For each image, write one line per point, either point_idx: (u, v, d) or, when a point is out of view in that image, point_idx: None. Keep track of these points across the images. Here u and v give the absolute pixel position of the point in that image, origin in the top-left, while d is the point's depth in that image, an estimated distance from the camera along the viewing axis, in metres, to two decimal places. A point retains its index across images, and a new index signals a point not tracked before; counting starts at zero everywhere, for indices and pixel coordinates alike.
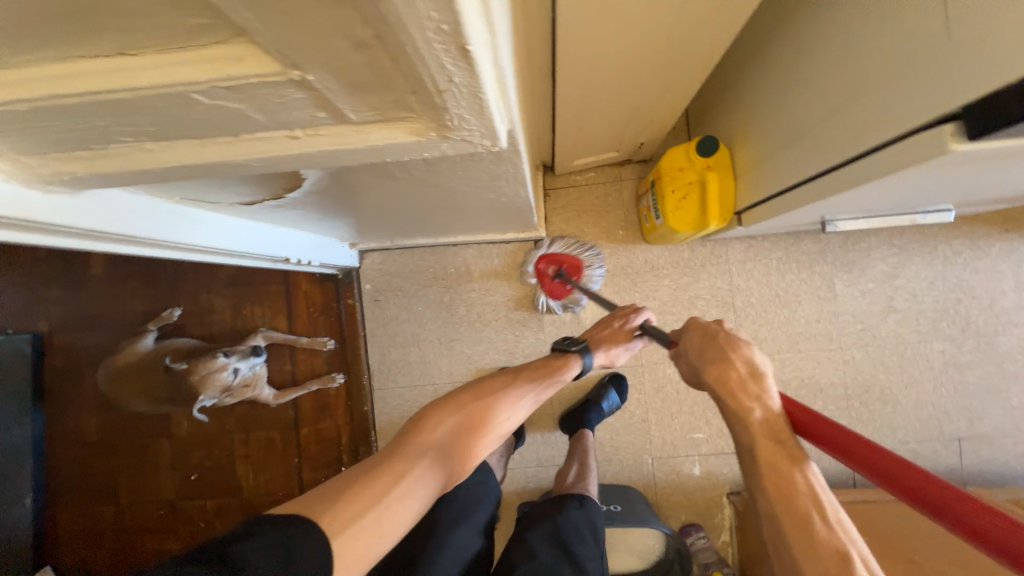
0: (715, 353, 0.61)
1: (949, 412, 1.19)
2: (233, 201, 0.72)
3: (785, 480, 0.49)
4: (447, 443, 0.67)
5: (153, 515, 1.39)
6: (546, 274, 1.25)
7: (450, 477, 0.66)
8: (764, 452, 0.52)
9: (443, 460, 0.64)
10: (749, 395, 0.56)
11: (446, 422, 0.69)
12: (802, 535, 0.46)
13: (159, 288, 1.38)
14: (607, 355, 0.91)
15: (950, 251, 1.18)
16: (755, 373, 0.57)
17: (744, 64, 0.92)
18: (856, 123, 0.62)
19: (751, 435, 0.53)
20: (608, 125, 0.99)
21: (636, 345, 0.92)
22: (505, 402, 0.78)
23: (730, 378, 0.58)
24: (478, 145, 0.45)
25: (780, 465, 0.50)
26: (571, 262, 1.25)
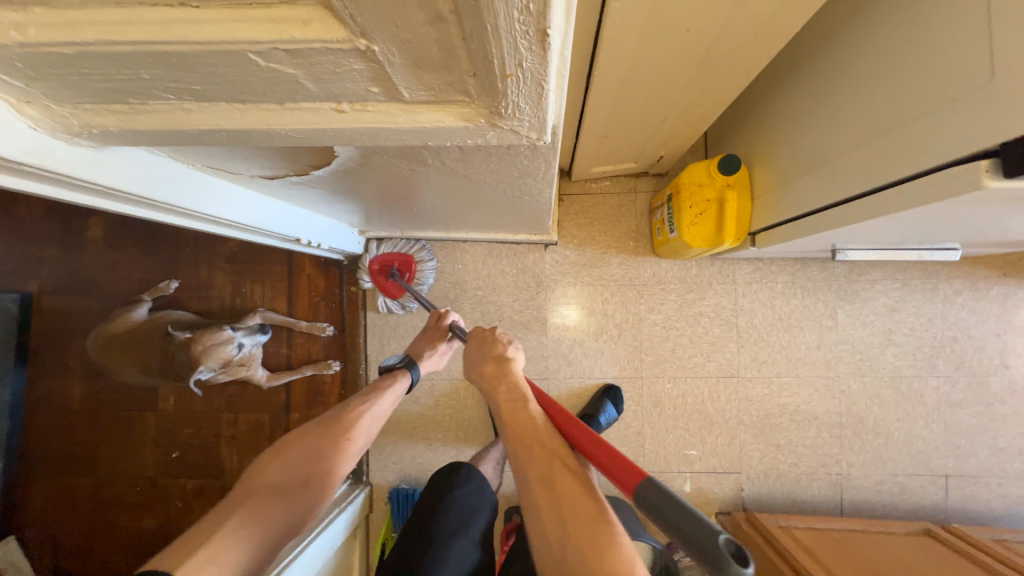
0: (479, 353, 0.73)
1: (938, 448, 1.20)
2: (254, 173, 0.70)
3: (521, 424, 0.61)
4: (276, 484, 0.69)
5: (129, 491, 1.35)
6: (377, 276, 1.27)
7: (294, 512, 0.68)
8: (505, 412, 0.63)
9: (273, 499, 0.67)
10: (499, 378, 0.67)
11: (276, 462, 0.72)
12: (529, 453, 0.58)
13: (158, 258, 1.35)
14: (428, 362, 0.98)
15: (950, 290, 1.21)
16: (501, 360, 0.70)
17: (772, 87, 0.93)
18: (883, 154, 0.63)
19: (500, 399, 0.65)
20: (632, 134, 0.99)
21: (450, 348, 1.00)
22: (343, 426, 0.80)
23: (487, 372, 0.69)
24: (523, 137, 0.45)
25: (519, 414, 0.63)
26: (401, 260, 1.27)
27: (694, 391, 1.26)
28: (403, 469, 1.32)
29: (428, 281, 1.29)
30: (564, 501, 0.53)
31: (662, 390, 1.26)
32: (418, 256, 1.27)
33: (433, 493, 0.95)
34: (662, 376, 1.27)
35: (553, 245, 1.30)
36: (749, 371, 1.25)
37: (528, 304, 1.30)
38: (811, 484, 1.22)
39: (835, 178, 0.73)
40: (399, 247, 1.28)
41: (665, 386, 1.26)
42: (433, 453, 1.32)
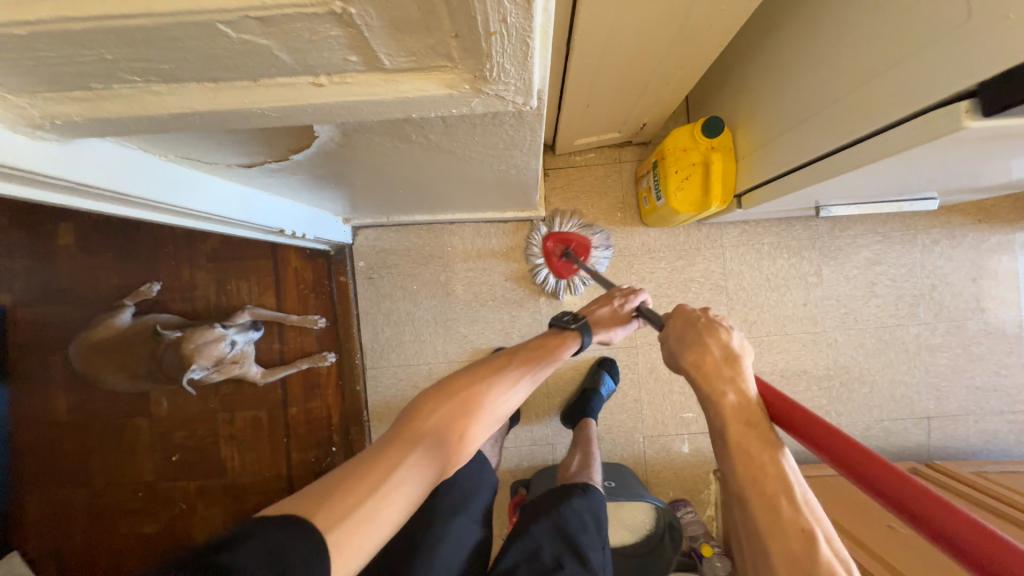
0: (690, 337, 0.62)
1: (920, 391, 1.26)
2: (231, 162, 0.68)
3: (756, 456, 0.50)
4: (444, 428, 0.67)
5: (130, 498, 1.34)
6: (551, 251, 1.24)
7: (452, 462, 0.66)
8: (738, 432, 0.52)
9: (441, 441, 0.64)
10: (724, 380, 0.56)
11: (444, 407, 0.70)
12: (762, 510, 0.47)
13: (136, 261, 1.31)
14: (606, 333, 0.92)
15: (928, 240, 1.24)
16: (730, 355, 0.58)
17: (750, 47, 0.93)
18: (867, 104, 0.63)
19: (722, 413, 0.54)
20: (614, 103, 0.98)
21: (631, 327, 0.94)
22: (504, 383, 0.78)
23: (706, 366, 0.57)
24: (509, 103, 0.44)
25: (753, 449, 0.51)
26: (578, 240, 1.23)
27: None
28: None
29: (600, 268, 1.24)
30: None
31: (657, 356, 1.29)
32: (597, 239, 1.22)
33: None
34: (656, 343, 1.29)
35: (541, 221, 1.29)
36: (739, 332, 1.28)
37: (521, 282, 1.30)
38: None
39: (819, 132, 0.73)
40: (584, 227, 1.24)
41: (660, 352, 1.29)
42: None
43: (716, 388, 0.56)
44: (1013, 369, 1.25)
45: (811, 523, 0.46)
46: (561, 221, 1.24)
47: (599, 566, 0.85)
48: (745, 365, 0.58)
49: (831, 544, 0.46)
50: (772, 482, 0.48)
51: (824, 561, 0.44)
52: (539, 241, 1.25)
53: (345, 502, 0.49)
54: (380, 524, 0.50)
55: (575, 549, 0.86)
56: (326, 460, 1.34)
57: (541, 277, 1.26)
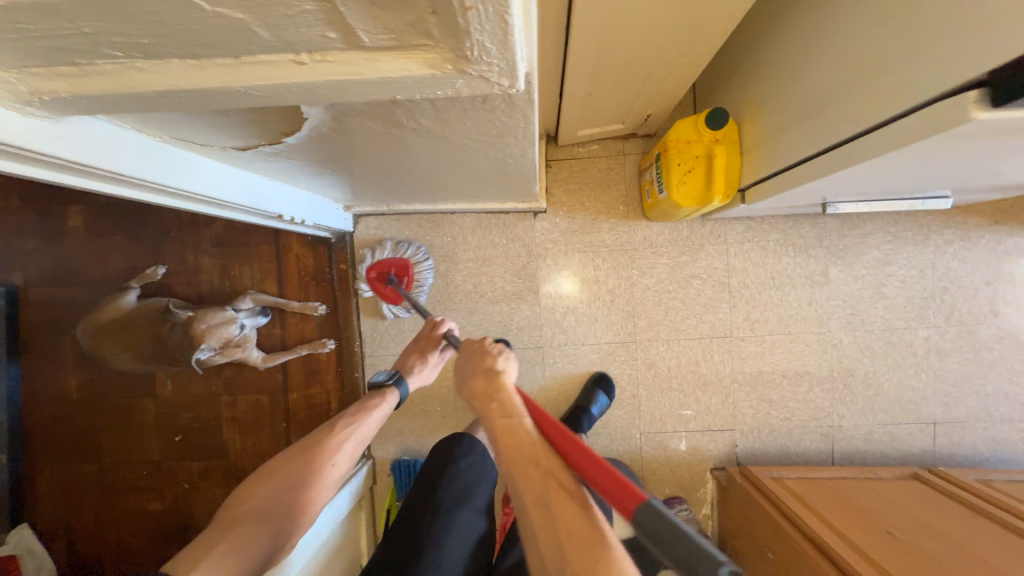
0: (471, 362, 0.71)
1: (928, 397, 1.22)
2: (226, 145, 0.68)
3: (515, 441, 0.60)
4: (258, 513, 0.77)
5: (136, 476, 1.37)
6: (375, 283, 1.27)
7: (272, 539, 0.77)
8: (498, 428, 0.61)
9: (256, 526, 0.76)
10: (490, 394, 0.65)
11: (258, 493, 0.79)
12: (521, 475, 0.57)
13: (143, 245, 1.33)
14: (418, 375, 1.03)
15: (942, 241, 1.20)
16: (491, 374, 0.67)
17: (757, 37, 0.91)
18: (875, 95, 0.61)
19: (491, 417, 0.63)
20: (618, 92, 0.96)
21: (441, 359, 1.05)
22: (325, 451, 0.86)
23: (477, 386, 0.67)
24: (495, 85, 0.44)
25: (512, 432, 0.61)
26: (397, 264, 1.26)
27: (688, 352, 1.27)
28: (404, 442, 1.34)
29: (427, 284, 1.27)
30: (564, 518, 0.53)
31: (656, 353, 1.27)
32: (415, 258, 1.26)
33: (436, 462, 0.99)
34: (656, 339, 1.27)
35: (543, 213, 1.28)
36: (742, 331, 1.26)
37: (519, 274, 1.29)
38: (803, 436, 1.25)
39: (823, 126, 0.72)
40: (399, 252, 1.27)
41: (659, 349, 1.27)
42: (432, 426, 1.34)
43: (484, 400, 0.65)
44: None
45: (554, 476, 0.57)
46: (373, 251, 1.27)
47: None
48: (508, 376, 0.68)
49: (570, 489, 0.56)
50: (526, 453, 0.59)
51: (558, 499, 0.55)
52: (364, 277, 1.26)
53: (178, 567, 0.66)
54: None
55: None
56: None
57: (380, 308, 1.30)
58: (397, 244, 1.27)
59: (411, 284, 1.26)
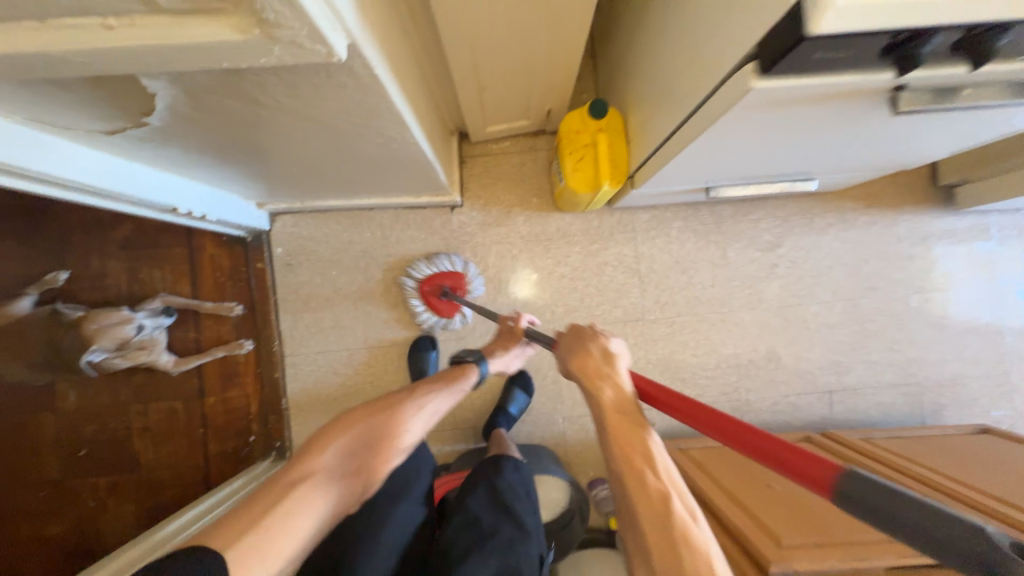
0: (578, 346, 0.76)
1: (822, 367, 1.32)
2: (90, 127, 0.68)
3: (626, 431, 0.64)
4: (331, 467, 0.73)
5: (32, 498, 1.27)
6: (428, 295, 1.26)
7: (341, 502, 0.72)
8: (613, 421, 0.65)
9: (328, 480, 0.71)
10: (603, 377, 0.71)
11: (333, 449, 0.74)
12: (636, 476, 0.60)
13: (42, 249, 1.27)
14: (501, 362, 1.04)
15: (823, 223, 1.32)
16: (605, 360, 0.72)
17: (628, 36, 0.99)
18: (700, 75, 0.67)
19: (602, 403, 0.68)
20: (508, 86, 1.01)
21: (524, 350, 1.06)
22: (399, 417, 0.83)
23: (589, 368, 0.72)
24: (313, 51, 0.47)
25: (630, 429, 0.64)
26: (449, 277, 1.26)
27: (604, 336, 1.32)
28: None
29: (479, 287, 1.27)
30: (679, 535, 0.55)
31: None
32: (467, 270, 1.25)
33: None
34: (573, 325, 1.32)
35: (459, 207, 1.32)
36: (653, 314, 1.32)
37: None
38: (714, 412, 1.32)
39: (673, 108, 0.79)
40: (443, 267, 1.26)
41: None
42: None
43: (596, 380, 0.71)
44: (905, 344, 1.32)
45: (667, 486, 0.59)
46: (416, 270, 1.26)
47: (532, 525, 0.90)
48: (620, 367, 0.72)
49: (681, 498, 0.58)
50: (641, 454, 0.61)
51: (675, 509, 0.57)
52: (416, 295, 1.27)
53: (232, 532, 0.60)
54: (278, 543, 0.61)
55: (510, 514, 0.90)
56: (245, 449, 1.32)
57: (425, 320, 1.28)
58: (432, 260, 1.26)
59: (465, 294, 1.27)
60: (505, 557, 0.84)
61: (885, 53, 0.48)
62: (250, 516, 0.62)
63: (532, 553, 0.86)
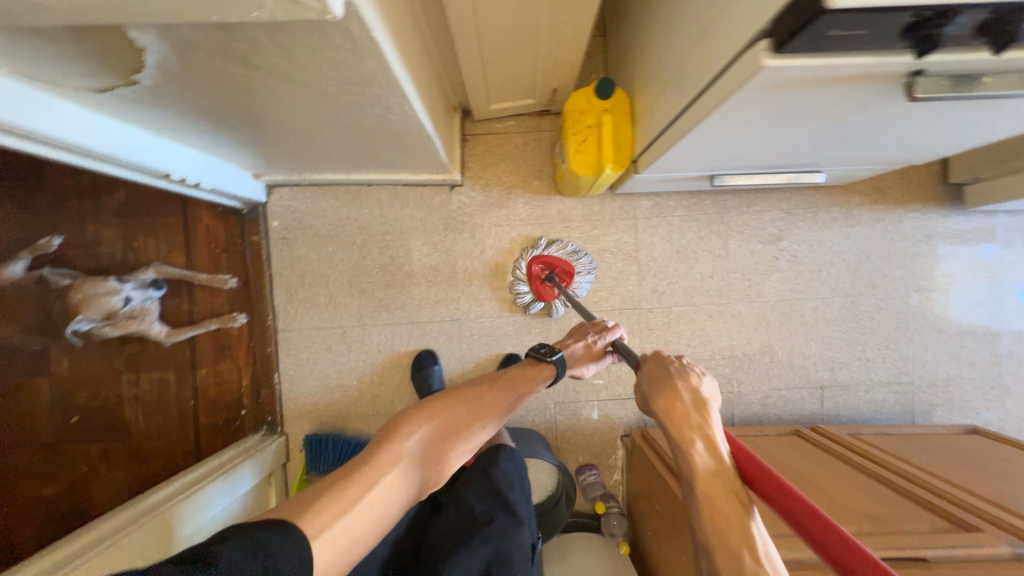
0: (663, 379, 0.67)
1: (816, 362, 1.32)
2: (77, 83, 0.66)
3: (721, 508, 0.55)
4: (419, 452, 0.71)
5: (26, 460, 1.26)
6: (533, 274, 1.24)
7: (418, 494, 0.69)
8: (704, 488, 0.57)
9: (415, 465, 0.69)
10: (693, 430, 0.61)
11: (419, 435, 0.73)
12: (728, 560, 0.52)
13: (35, 214, 1.25)
14: (578, 367, 0.91)
15: (828, 218, 1.30)
16: (699, 406, 0.63)
17: (639, 13, 0.96)
18: (710, 53, 0.65)
19: (691, 461, 0.59)
20: (513, 61, 0.98)
21: (605, 359, 0.93)
22: (475, 413, 0.81)
23: (676, 413, 0.63)
24: (306, 7, 0.45)
25: (722, 502, 0.56)
26: (562, 265, 1.24)
27: None
28: (320, 417, 1.32)
29: (581, 288, 1.27)
30: None
31: (569, 324, 1.31)
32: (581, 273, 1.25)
33: None
34: (569, 311, 1.31)
35: (459, 186, 1.30)
36: (650, 302, 1.31)
37: (437, 247, 1.30)
38: None
39: (680, 89, 0.76)
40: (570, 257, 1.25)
41: (572, 320, 1.31)
42: (349, 401, 1.32)
43: (686, 433, 0.61)
44: (901, 343, 1.32)
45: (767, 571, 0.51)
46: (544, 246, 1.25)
47: (525, 514, 0.91)
48: (711, 412, 0.63)
49: None
50: (734, 534, 0.54)
51: None
52: (528, 263, 1.25)
53: (319, 519, 0.55)
54: (360, 532, 0.58)
55: (503, 503, 0.90)
56: (236, 422, 1.32)
57: (523, 297, 1.26)
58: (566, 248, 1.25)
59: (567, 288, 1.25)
60: (496, 546, 0.84)
61: (905, 33, 0.46)
62: (332, 500, 0.58)
63: (524, 541, 0.87)
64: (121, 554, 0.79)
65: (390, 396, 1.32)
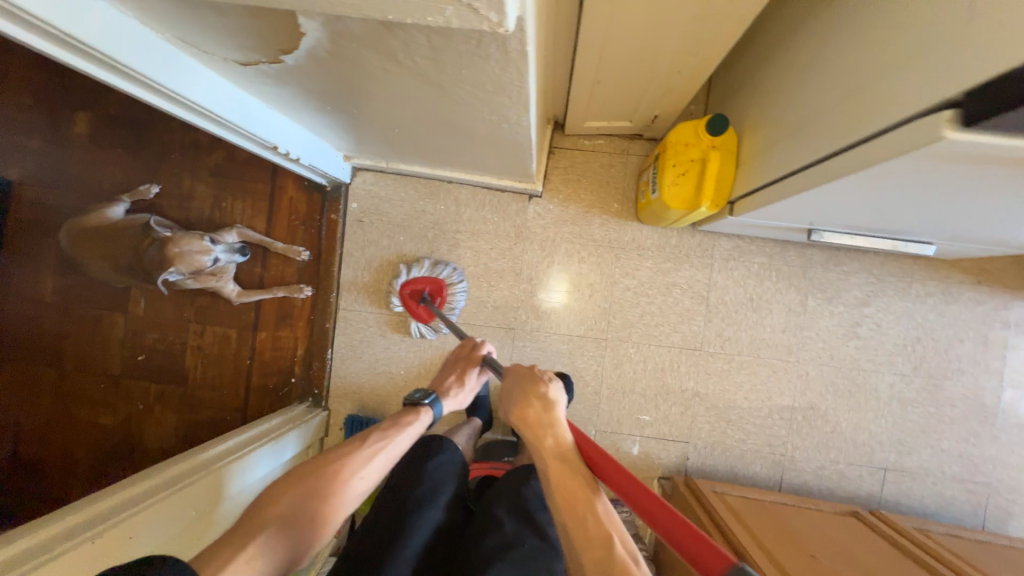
0: (517, 388, 0.77)
1: (883, 442, 1.23)
2: (226, 55, 0.69)
3: (569, 489, 0.65)
4: (287, 516, 0.73)
5: (94, 387, 1.35)
6: (407, 297, 1.27)
7: (295, 552, 0.72)
8: (554, 472, 0.67)
9: (284, 530, 0.72)
10: (542, 426, 0.71)
11: (286, 498, 0.75)
12: (582, 538, 0.62)
13: (141, 162, 1.34)
14: (455, 399, 1.01)
15: (922, 291, 1.22)
16: (544, 403, 0.73)
17: (762, 57, 0.93)
18: (861, 112, 0.61)
19: (543, 451, 0.69)
20: (625, 85, 0.97)
21: (477, 379, 1.03)
22: (352, 462, 0.82)
23: (529, 415, 0.72)
24: (483, 19, 0.45)
25: (571, 484, 0.66)
26: (431, 284, 1.26)
27: (656, 358, 1.27)
28: (363, 400, 1.34)
29: (460, 304, 1.27)
30: None
31: (624, 354, 1.27)
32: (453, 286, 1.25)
33: (397, 479, 0.92)
34: (627, 340, 1.28)
35: (538, 197, 1.29)
36: (712, 346, 1.26)
37: (505, 253, 1.30)
38: (755, 461, 1.25)
39: (809, 142, 0.73)
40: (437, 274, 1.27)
41: (628, 350, 1.28)
42: (394, 389, 1.33)
43: (535, 430, 0.71)
44: (983, 440, 1.21)
45: (614, 536, 0.61)
46: (410, 269, 1.27)
47: (556, 539, 0.88)
48: (558, 411, 0.73)
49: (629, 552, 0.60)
50: (585, 510, 0.63)
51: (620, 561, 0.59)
52: (397, 292, 1.27)
53: None
54: None
55: (532, 525, 0.88)
56: (284, 388, 1.36)
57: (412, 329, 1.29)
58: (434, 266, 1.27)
59: (444, 304, 1.26)
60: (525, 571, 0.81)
61: None
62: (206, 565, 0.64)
63: (554, 567, 0.84)
64: (177, 504, 0.81)
65: None
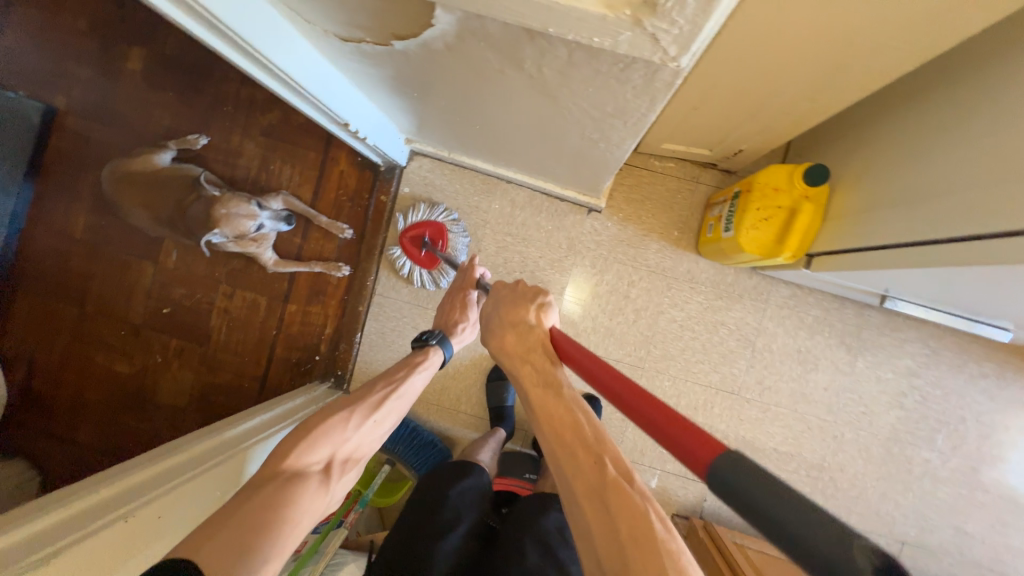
0: (494, 311, 0.73)
1: (907, 516, 1.20)
2: (328, 27, 0.64)
3: (551, 412, 0.62)
4: (297, 464, 0.71)
5: (113, 333, 1.32)
6: (409, 242, 1.23)
7: (311, 495, 0.69)
8: (536, 397, 0.64)
9: (296, 476, 0.70)
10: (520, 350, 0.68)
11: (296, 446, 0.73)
12: (572, 463, 0.58)
13: (192, 110, 1.28)
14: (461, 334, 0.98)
15: (977, 371, 1.18)
16: (518, 327, 0.69)
17: (876, 111, 0.87)
18: (997, 203, 0.57)
19: (524, 376, 0.66)
20: (721, 116, 0.91)
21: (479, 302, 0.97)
22: (357, 409, 0.80)
23: (507, 341, 0.69)
24: (657, 51, 0.40)
25: (552, 407, 0.62)
26: (431, 229, 1.23)
27: (690, 395, 1.24)
28: None
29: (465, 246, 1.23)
30: (617, 515, 0.53)
31: (658, 385, 1.24)
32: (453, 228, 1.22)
33: (420, 500, 0.91)
34: (663, 372, 1.24)
35: (597, 212, 1.24)
36: (750, 392, 1.23)
37: (554, 264, 1.25)
38: None
39: (920, 217, 0.69)
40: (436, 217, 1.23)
41: (663, 382, 1.24)
42: None
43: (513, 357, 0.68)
44: (1010, 529, 1.18)
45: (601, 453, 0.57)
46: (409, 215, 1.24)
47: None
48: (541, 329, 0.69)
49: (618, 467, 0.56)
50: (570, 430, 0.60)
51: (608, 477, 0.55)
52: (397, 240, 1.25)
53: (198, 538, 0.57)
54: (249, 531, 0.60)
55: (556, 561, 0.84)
56: (306, 364, 1.33)
57: (414, 275, 1.26)
58: (432, 207, 1.24)
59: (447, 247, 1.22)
60: None
61: None
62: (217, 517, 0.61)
63: None
64: (202, 486, 0.78)
65: (459, 392, 1.27)
